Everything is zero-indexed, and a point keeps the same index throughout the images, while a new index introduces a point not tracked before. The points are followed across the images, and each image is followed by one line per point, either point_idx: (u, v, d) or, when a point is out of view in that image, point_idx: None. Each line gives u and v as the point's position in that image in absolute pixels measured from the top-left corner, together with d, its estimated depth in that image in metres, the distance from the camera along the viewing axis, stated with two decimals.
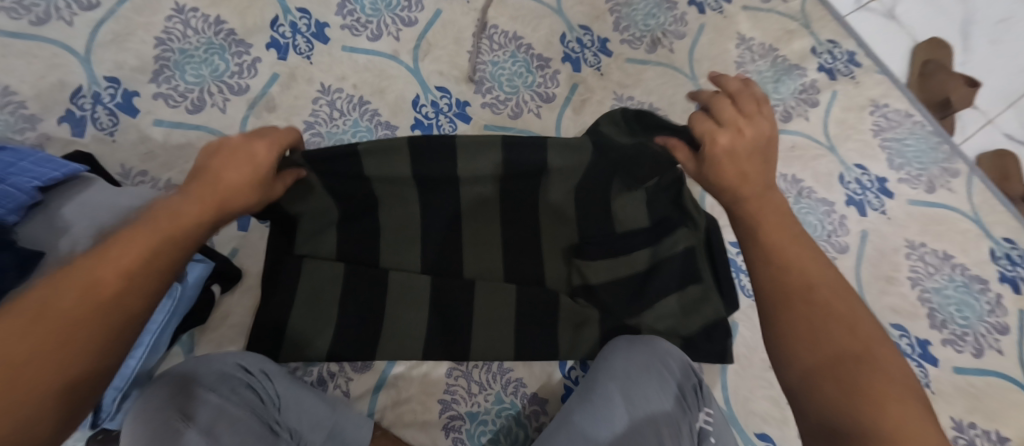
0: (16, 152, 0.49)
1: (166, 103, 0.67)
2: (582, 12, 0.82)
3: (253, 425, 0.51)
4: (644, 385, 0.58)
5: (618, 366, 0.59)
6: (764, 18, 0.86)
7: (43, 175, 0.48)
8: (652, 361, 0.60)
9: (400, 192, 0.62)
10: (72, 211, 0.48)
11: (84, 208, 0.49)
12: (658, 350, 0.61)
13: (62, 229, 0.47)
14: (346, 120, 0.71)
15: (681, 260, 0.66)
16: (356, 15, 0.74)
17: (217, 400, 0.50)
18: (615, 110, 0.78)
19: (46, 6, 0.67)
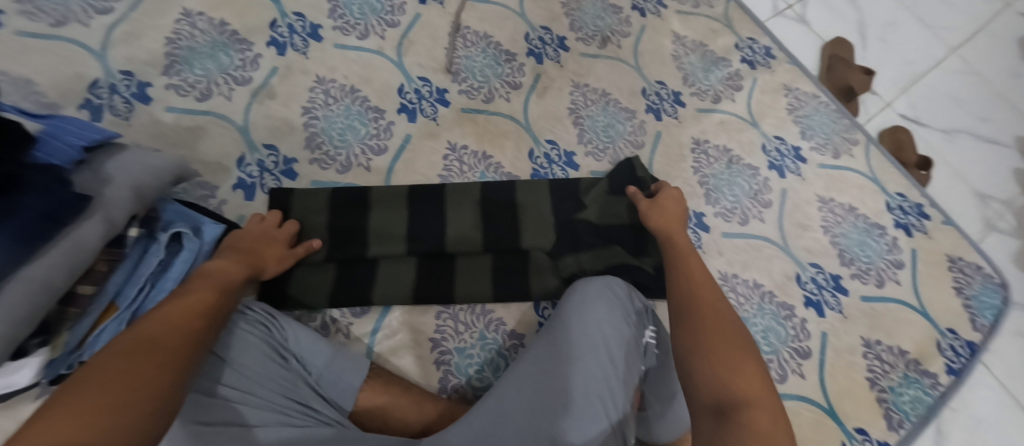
0: (61, 119, 0.58)
1: (177, 93, 0.76)
2: (542, 15, 0.95)
3: (266, 357, 0.60)
4: (600, 310, 0.68)
5: (575, 296, 0.70)
6: (694, 20, 1.02)
7: (86, 136, 0.58)
8: (604, 291, 0.70)
9: (393, 192, 0.76)
10: (112, 167, 0.58)
11: (121, 165, 0.59)
12: (609, 283, 0.71)
13: (106, 180, 0.57)
14: (339, 105, 0.81)
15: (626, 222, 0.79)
16: (345, 18, 0.85)
17: (235, 334, 0.60)
18: (574, 95, 0.90)
19: (64, 11, 0.75)
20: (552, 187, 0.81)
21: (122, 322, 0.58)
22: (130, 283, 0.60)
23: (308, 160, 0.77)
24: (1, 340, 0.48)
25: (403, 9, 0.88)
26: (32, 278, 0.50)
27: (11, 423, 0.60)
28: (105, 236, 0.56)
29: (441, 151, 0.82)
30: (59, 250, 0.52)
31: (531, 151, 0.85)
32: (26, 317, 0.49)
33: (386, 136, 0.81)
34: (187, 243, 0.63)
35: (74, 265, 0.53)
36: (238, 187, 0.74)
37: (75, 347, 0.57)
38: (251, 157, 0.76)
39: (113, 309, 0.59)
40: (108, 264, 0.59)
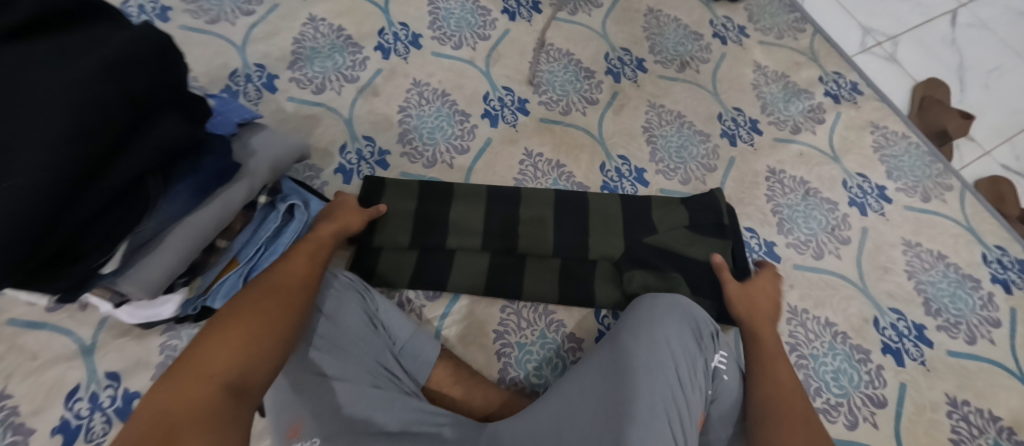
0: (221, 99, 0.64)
1: (297, 86, 0.85)
2: (623, 38, 1.00)
3: (356, 319, 0.64)
4: (670, 327, 0.67)
5: (646, 312, 0.68)
6: (776, 51, 1.03)
7: (240, 114, 0.63)
8: (675, 309, 0.69)
9: (473, 191, 0.81)
10: (259, 141, 0.63)
11: (265, 140, 0.64)
12: (681, 303, 0.70)
13: (250, 152, 0.61)
14: (431, 106, 0.88)
15: (696, 241, 0.79)
16: (443, 30, 0.94)
17: (332, 294, 0.64)
18: (649, 114, 0.93)
19: (217, 11, 0.88)
20: (623, 206, 0.82)
21: (241, 277, 0.63)
22: (253, 243, 0.64)
23: (400, 153, 0.84)
24: (166, 273, 0.52)
25: (496, 26, 0.96)
26: (194, 225, 0.54)
27: (142, 350, 0.65)
28: (248, 199, 0.59)
29: (518, 156, 0.87)
30: (213, 205, 0.56)
31: (603, 164, 0.88)
32: (186, 258, 0.54)
33: (469, 138, 0.87)
34: (299, 213, 0.67)
35: (225, 220, 0.57)
36: (338, 172, 0.81)
37: (204, 291, 0.61)
38: (352, 146, 0.83)
39: (235, 264, 0.63)
40: (242, 223, 0.64)
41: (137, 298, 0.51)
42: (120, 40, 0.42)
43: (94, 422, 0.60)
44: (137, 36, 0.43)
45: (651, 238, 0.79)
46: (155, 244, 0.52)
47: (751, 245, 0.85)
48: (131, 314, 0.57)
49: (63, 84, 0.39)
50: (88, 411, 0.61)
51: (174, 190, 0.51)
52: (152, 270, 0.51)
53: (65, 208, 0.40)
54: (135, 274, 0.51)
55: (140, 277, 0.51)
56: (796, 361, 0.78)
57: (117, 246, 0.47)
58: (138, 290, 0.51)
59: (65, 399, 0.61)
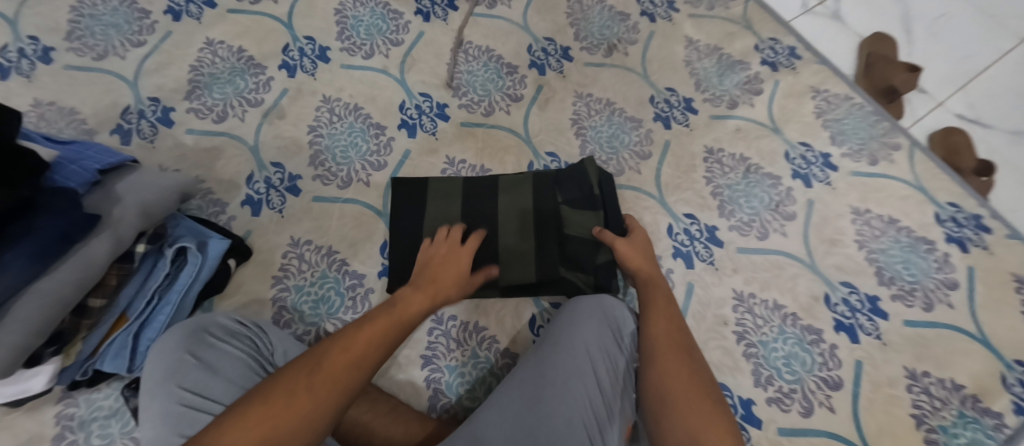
0: (80, 145, 0.59)
1: (196, 116, 0.80)
2: (546, 27, 0.95)
3: (247, 365, 0.57)
4: (588, 332, 0.62)
5: (563, 319, 0.64)
6: (708, 23, 0.98)
7: (102, 160, 0.57)
8: (594, 312, 0.64)
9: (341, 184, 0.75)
10: (124, 188, 0.57)
11: (133, 186, 0.58)
12: (603, 304, 0.65)
13: (116, 199, 0.56)
14: (343, 122, 0.83)
15: (574, 215, 0.75)
16: (353, 40, 0.89)
17: (214, 341, 0.56)
18: (577, 105, 0.89)
19: (106, 46, 0.83)
20: (499, 194, 0.77)
21: (132, 335, 0.59)
22: (140, 296, 0.60)
23: (312, 177, 0.79)
24: (14, 350, 0.48)
25: (409, 29, 0.91)
26: (44, 292, 0.49)
27: (35, 424, 0.60)
28: (115, 251, 0.54)
29: (439, 165, 0.82)
30: (69, 266, 0.51)
31: (531, 164, 0.84)
32: (40, 330, 0.49)
33: (386, 153, 0.82)
34: (190, 258, 0.62)
35: (86, 280, 0.52)
36: (246, 204, 0.76)
37: (89, 355, 0.58)
38: (259, 174, 0.78)
39: (124, 320, 0.60)
40: (119, 277, 0.59)
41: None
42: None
43: None
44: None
45: (522, 217, 0.75)
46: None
47: (692, 233, 0.81)
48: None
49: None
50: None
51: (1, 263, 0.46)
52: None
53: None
54: None
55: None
56: (745, 350, 0.74)
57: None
58: None
59: None
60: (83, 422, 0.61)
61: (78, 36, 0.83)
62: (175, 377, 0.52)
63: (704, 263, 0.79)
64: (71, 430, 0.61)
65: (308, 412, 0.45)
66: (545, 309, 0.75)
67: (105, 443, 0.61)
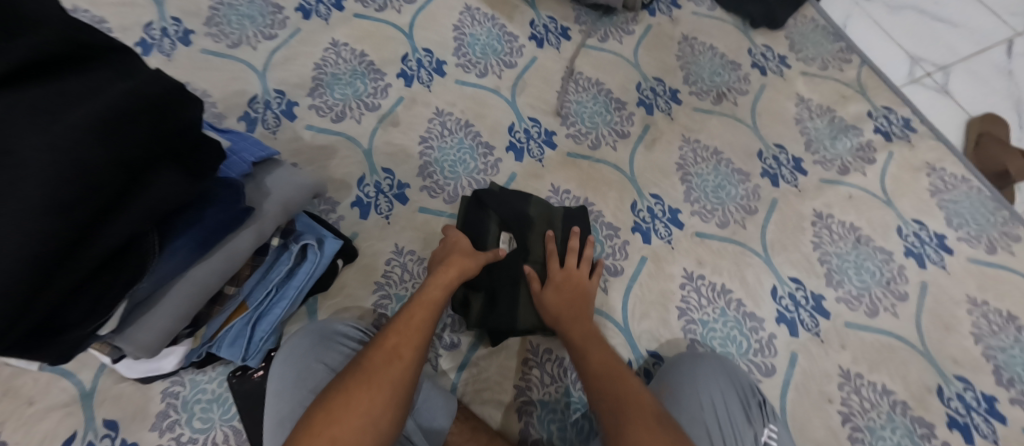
0: (237, 137, 0.62)
1: (317, 113, 0.82)
2: (655, 66, 0.95)
3: None
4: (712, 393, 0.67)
5: (685, 370, 0.69)
6: (819, 83, 0.97)
7: (254, 153, 0.60)
8: (716, 374, 0.69)
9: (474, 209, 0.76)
10: (272, 181, 0.60)
11: (278, 180, 0.60)
12: (724, 366, 0.70)
13: (265, 193, 0.59)
14: (453, 138, 0.83)
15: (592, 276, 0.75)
16: (468, 57, 0.89)
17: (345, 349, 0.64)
18: (683, 150, 0.89)
19: (240, 35, 0.85)
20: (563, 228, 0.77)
21: (249, 324, 0.61)
22: (262, 288, 0.61)
23: (419, 187, 0.79)
24: (165, 331, 0.51)
25: (522, 53, 0.91)
26: (195, 280, 0.52)
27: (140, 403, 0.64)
28: (256, 244, 0.57)
29: (543, 192, 0.82)
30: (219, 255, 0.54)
31: (634, 203, 0.84)
32: (186, 313, 0.52)
33: (493, 172, 0.82)
34: (311, 256, 0.63)
35: (230, 269, 0.55)
36: (355, 205, 0.77)
37: (209, 339, 0.60)
38: (370, 178, 0.79)
39: (244, 309, 0.61)
40: (251, 268, 0.60)
41: (137, 355, 0.51)
42: (117, 96, 0.37)
43: None
44: (138, 89, 0.38)
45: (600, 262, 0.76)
46: (154, 302, 0.51)
47: (797, 298, 0.81)
48: (131, 368, 0.58)
49: (50, 148, 0.34)
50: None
51: (172, 247, 0.49)
52: (150, 327, 0.51)
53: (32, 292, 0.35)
54: (133, 332, 0.50)
55: (139, 337, 0.50)
56: (850, 433, 0.73)
57: (113, 314, 0.45)
58: (136, 349, 0.50)
59: None
60: (185, 404, 0.64)
61: (216, 22, 0.85)
62: (304, 378, 0.61)
63: (809, 333, 0.79)
64: (175, 409, 0.64)
65: (356, 418, 0.50)
66: (645, 358, 0.76)
67: (205, 428, 0.64)
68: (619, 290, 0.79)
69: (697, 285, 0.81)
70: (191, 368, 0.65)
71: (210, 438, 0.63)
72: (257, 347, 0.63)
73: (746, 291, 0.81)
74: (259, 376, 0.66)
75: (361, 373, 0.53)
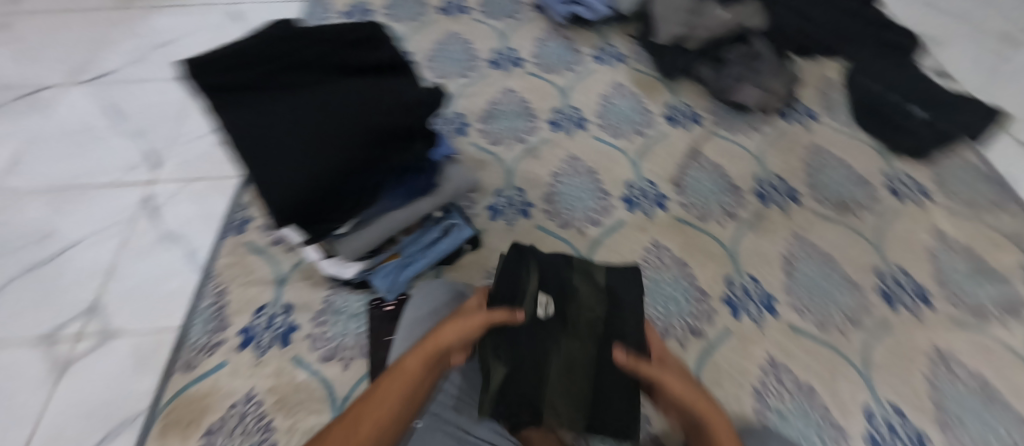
0: None
1: (479, 135, 0.99)
2: (780, 165, 1.00)
3: None
4: None
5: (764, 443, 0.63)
6: (963, 222, 0.93)
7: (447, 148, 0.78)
8: None
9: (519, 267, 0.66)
10: (454, 171, 0.77)
11: (458, 171, 0.78)
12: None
13: (448, 178, 0.76)
14: (578, 179, 0.95)
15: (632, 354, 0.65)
16: (607, 120, 1.03)
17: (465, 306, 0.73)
18: (793, 245, 0.90)
19: (445, 72, 1.07)
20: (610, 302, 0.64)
21: (399, 268, 0.78)
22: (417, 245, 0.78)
23: (542, 210, 0.91)
24: (365, 248, 0.69)
25: (655, 127, 1.03)
26: (393, 220, 0.70)
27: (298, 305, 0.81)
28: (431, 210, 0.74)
29: (645, 243, 0.89)
30: (410, 209, 0.72)
31: (730, 278, 0.86)
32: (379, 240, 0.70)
33: (604, 214, 0.91)
34: (455, 231, 0.81)
35: (411, 221, 0.73)
36: (488, 209, 0.91)
37: (371, 268, 0.76)
38: (504, 192, 0.93)
39: (397, 255, 0.77)
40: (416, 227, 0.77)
41: (344, 256, 0.69)
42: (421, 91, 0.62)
43: (264, 337, 0.78)
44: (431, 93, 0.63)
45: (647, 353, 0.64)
46: (365, 225, 0.69)
47: (896, 431, 0.75)
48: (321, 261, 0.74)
49: (377, 112, 0.59)
50: (264, 325, 0.79)
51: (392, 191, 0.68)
52: (359, 241, 0.68)
53: (319, 184, 0.57)
54: (349, 240, 0.68)
55: (352, 245, 0.68)
56: None
57: (351, 218, 0.65)
58: (347, 253, 0.68)
59: (254, 312, 0.80)
60: (334, 311, 0.80)
61: (432, 61, 1.08)
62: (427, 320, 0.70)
63: None
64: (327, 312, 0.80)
65: None
66: None
67: (342, 333, 0.78)
68: (696, 351, 0.80)
69: (779, 375, 0.79)
70: (346, 286, 0.82)
71: (343, 342, 0.78)
72: (399, 287, 0.79)
73: (836, 405, 0.77)
74: (387, 309, 0.79)
75: (362, 410, 0.53)
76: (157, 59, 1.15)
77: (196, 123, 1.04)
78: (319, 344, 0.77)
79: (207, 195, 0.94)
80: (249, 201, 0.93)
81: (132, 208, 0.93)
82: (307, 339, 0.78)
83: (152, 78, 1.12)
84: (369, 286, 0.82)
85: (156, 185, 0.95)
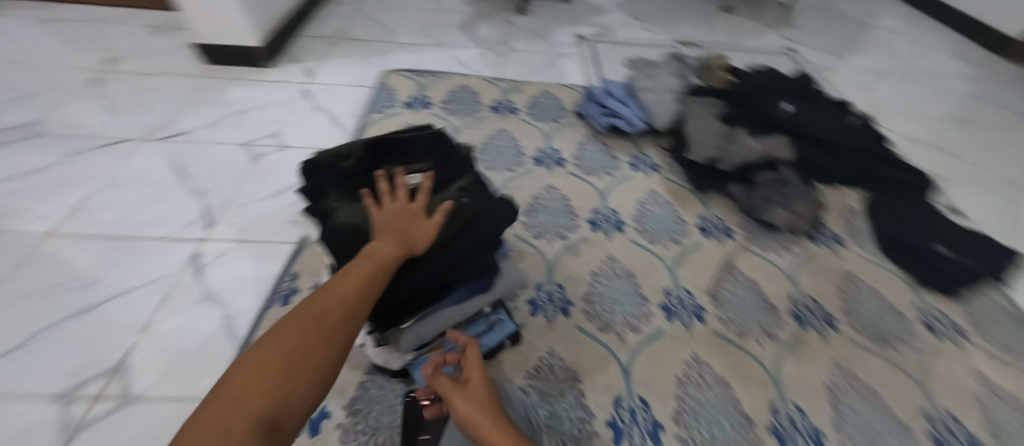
0: None
1: (523, 226, 0.99)
2: (816, 290, 0.97)
3: None
4: None
5: None
6: (1012, 374, 0.89)
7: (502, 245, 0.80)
8: None
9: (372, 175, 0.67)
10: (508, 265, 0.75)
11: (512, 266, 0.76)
12: None
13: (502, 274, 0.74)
14: (620, 281, 0.92)
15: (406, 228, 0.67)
16: (644, 225, 1.02)
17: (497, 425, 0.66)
18: (835, 377, 0.85)
19: (492, 163, 1.09)
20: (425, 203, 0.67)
21: None
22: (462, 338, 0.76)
23: (580, 310, 0.88)
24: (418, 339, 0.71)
25: (690, 236, 1.02)
26: (448, 315, 0.71)
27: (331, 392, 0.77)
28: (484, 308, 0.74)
29: (683, 357, 0.84)
30: (466, 307, 0.72)
31: (775, 408, 0.80)
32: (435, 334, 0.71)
33: (644, 321, 0.87)
34: (499, 327, 0.79)
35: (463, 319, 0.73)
36: (529, 303, 0.88)
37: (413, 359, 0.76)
38: (546, 286, 0.90)
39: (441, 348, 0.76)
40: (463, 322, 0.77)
41: (403, 346, 0.71)
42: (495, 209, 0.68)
43: None
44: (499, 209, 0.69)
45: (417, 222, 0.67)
46: (427, 316, 0.71)
47: None
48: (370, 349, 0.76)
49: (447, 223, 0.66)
50: None
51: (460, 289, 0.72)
52: (418, 332, 0.70)
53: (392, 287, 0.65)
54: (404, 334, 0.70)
55: (408, 337, 0.70)
56: None
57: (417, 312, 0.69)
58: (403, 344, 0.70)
59: None
60: (368, 400, 0.77)
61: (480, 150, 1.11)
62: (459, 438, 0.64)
63: None
64: (362, 401, 0.77)
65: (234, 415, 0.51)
66: None
67: (375, 426, 0.75)
68: None
69: None
70: (383, 374, 0.80)
71: (376, 436, 0.74)
72: None
73: None
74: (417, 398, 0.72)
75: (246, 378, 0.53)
76: (229, 125, 1.18)
77: (257, 187, 1.05)
78: (350, 436, 0.74)
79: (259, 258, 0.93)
80: (299, 270, 0.91)
81: (179, 264, 0.92)
82: (337, 429, 0.74)
83: (222, 141, 1.14)
84: (406, 376, 0.79)
85: (207, 244, 0.95)
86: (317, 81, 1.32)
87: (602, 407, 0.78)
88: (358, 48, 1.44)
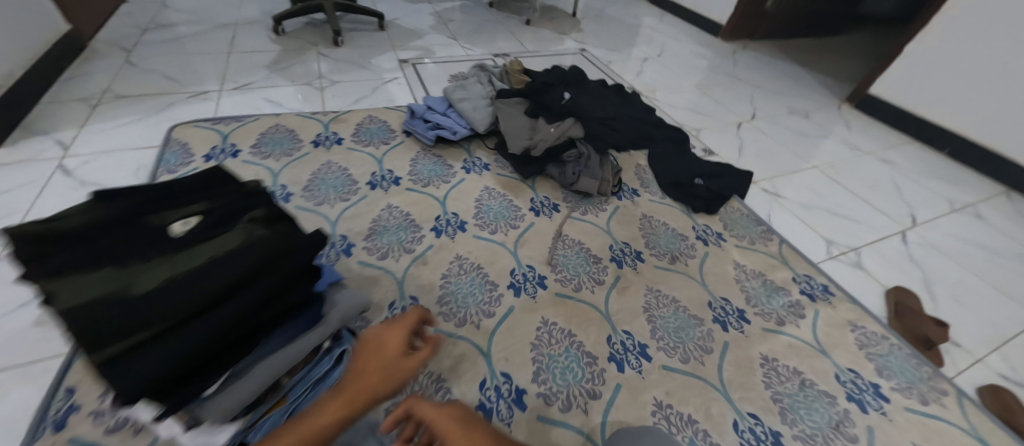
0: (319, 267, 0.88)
1: (367, 252, 1.10)
2: (624, 233, 1.26)
3: None
4: None
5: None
6: (751, 254, 1.26)
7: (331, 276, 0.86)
8: None
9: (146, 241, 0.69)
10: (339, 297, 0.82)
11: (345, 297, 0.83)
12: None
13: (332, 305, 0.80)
14: (467, 276, 1.10)
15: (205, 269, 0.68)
16: (484, 219, 1.21)
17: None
18: (647, 297, 1.14)
19: (323, 197, 1.18)
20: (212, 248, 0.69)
21: (285, 413, 0.76)
22: (304, 381, 0.78)
23: (437, 312, 1.03)
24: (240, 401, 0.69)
25: (524, 218, 1.23)
26: (272, 365, 0.72)
27: None
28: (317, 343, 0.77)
29: (535, 323, 1.05)
30: (294, 348, 0.74)
31: (610, 337, 1.05)
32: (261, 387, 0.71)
33: (496, 302, 1.07)
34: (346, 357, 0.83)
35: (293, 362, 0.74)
36: (384, 325, 0.99)
37: (249, 426, 0.74)
38: (399, 303, 1.03)
39: (282, 401, 0.77)
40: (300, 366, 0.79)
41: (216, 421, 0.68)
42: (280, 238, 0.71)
43: None
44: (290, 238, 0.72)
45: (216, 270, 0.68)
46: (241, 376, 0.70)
47: (756, 432, 0.96)
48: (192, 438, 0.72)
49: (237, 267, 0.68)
50: None
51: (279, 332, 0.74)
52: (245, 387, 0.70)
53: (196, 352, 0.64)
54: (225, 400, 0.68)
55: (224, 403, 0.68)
56: None
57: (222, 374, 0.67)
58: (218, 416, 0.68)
59: None
60: None
61: (310, 189, 1.19)
62: None
63: None
64: None
65: None
66: None
67: None
68: (599, 411, 0.95)
69: (666, 413, 0.97)
70: None
71: None
72: None
73: (711, 423, 0.96)
74: None
75: None
76: None
77: None
78: None
79: (6, 389, 0.86)
80: (72, 384, 0.86)
81: None
82: None
83: None
84: None
85: None
86: (75, 151, 1.19)
87: (468, 395, 0.94)
88: (143, 103, 1.35)
